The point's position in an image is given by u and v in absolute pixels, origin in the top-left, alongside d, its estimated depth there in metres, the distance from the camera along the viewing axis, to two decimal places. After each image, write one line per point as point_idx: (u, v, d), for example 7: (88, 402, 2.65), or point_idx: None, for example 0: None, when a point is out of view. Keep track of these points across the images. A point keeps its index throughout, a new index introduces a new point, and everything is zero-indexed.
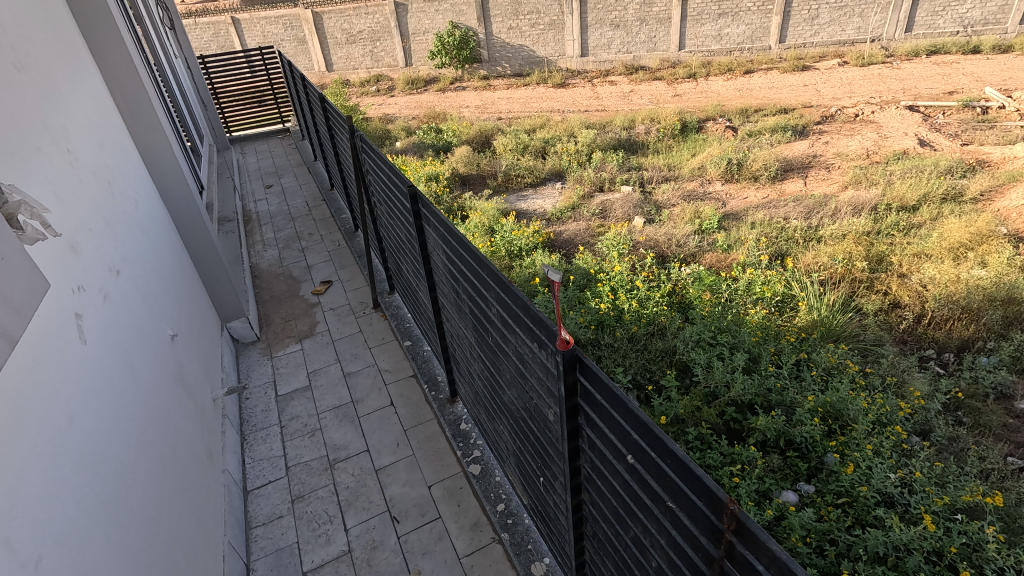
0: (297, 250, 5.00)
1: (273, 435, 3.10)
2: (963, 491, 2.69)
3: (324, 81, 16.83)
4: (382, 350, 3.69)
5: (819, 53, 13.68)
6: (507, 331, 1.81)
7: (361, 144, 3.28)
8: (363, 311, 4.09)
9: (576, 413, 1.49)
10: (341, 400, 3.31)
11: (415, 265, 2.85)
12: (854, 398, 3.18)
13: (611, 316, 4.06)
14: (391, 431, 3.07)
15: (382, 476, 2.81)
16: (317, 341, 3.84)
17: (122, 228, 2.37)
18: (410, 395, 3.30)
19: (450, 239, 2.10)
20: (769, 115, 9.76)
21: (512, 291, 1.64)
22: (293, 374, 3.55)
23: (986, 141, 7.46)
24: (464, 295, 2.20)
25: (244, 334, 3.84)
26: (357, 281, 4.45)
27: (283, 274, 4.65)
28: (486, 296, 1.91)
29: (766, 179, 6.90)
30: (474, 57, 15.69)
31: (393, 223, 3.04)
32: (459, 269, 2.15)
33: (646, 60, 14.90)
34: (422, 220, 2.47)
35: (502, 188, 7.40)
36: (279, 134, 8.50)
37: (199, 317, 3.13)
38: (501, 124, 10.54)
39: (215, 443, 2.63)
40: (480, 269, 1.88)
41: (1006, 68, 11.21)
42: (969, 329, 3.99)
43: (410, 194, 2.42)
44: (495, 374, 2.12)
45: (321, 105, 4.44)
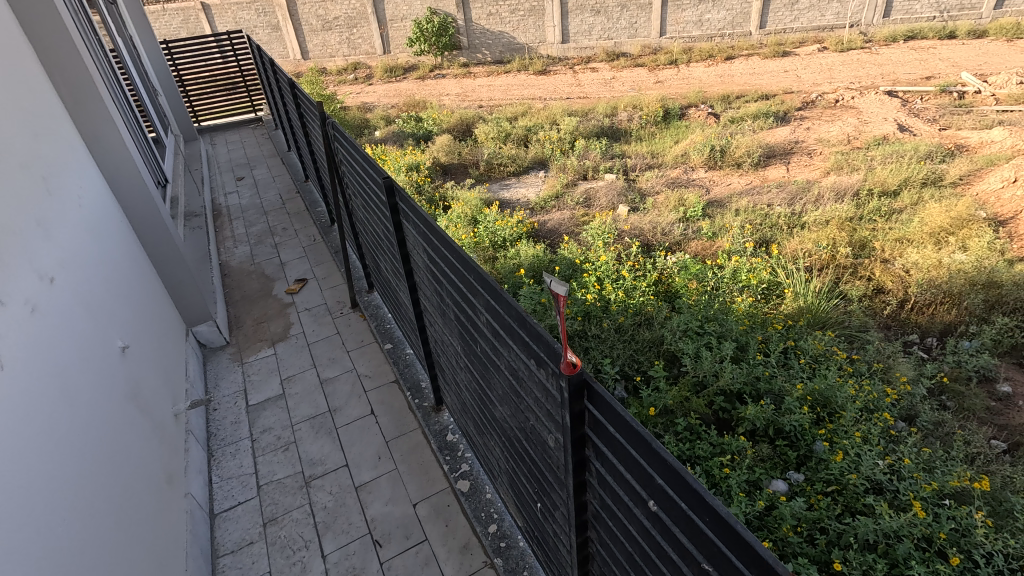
0: (270, 246, 4.85)
1: (244, 450, 2.99)
2: (950, 476, 2.70)
3: (300, 69, 16.41)
4: (362, 354, 3.59)
5: (799, 39, 13.71)
6: (498, 342, 1.72)
7: (333, 133, 3.16)
8: (341, 311, 3.98)
9: (583, 442, 1.42)
10: (317, 410, 3.21)
11: (393, 264, 2.76)
12: (841, 386, 3.18)
13: (597, 307, 4.00)
14: (371, 442, 2.99)
15: (362, 494, 2.73)
16: (291, 344, 3.73)
17: (62, 232, 2.23)
18: (392, 402, 3.22)
19: (434, 241, 1.99)
20: (751, 102, 9.75)
21: (504, 298, 1.54)
22: (265, 382, 3.44)
23: (964, 125, 7.55)
24: (448, 299, 2.11)
25: (212, 339, 3.70)
26: (333, 279, 4.33)
27: (255, 272, 4.51)
28: (474, 304, 1.83)
29: (750, 165, 6.89)
30: (454, 44, 15.41)
31: (369, 219, 2.94)
32: (442, 272, 2.06)
33: (628, 47, 14.79)
34: (399, 215, 2.37)
35: (484, 178, 7.29)
36: (251, 124, 8.26)
37: (159, 327, 2.99)
38: (483, 112, 10.39)
39: (177, 464, 2.51)
40: (467, 274, 1.78)
41: (982, 53, 11.35)
42: (952, 313, 4.02)
43: (388, 187, 2.29)
44: (485, 389, 2.05)
45: (292, 90, 4.30)
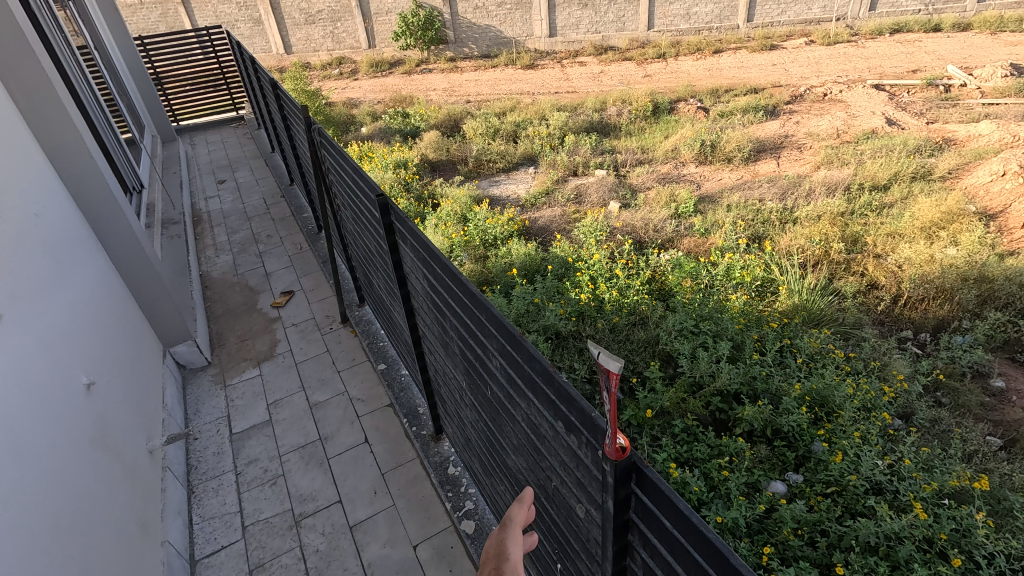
0: (254, 255, 4.71)
1: (227, 486, 2.76)
2: (949, 476, 2.69)
3: (284, 64, 16.11)
4: (353, 374, 3.41)
5: (786, 32, 13.74)
6: (513, 390, 1.54)
7: (320, 140, 3.05)
8: (330, 327, 3.83)
9: (626, 529, 1.16)
10: (307, 438, 3.00)
11: (388, 283, 2.66)
12: (839, 385, 3.15)
13: (592, 307, 3.94)
14: (366, 474, 2.77)
15: (358, 535, 2.50)
16: (277, 363, 3.55)
17: (10, 250, 2.00)
18: (387, 428, 3.01)
19: (437, 269, 1.82)
20: (740, 95, 9.74)
21: (523, 346, 1.34)
22: (250, 407, 3.23)
23: (950, 119, 7.59)
24: (452, 332, 1.95)
25: (193, 359, 3.50)
26: (321, 290, 4.20)
27: (238, 283, 4.36)
28: (484, 344, 1.63)
29: (740, 160, 6.87)
30: (440, 38, 15.23)
31: (360, 232, 2.82)
32: (445, 303, 1.89)
33: (616, 40, 14.72)
34: (395, 234, 2.25)
35: (473, 174, 7.18)
36: (233, 123, 8.06)
37: (131, 353, 2.78)
38: (471, 107, 10.27)
39: (151, 509, 2.29)
40: (476, 313, 1.59)
41: (967, 46, 11.44)
42: (944, 308, 4.01)
43: (382, 204, 2.17)
44: (497, 434, 1.86)
45: (275, 92, 4.19)
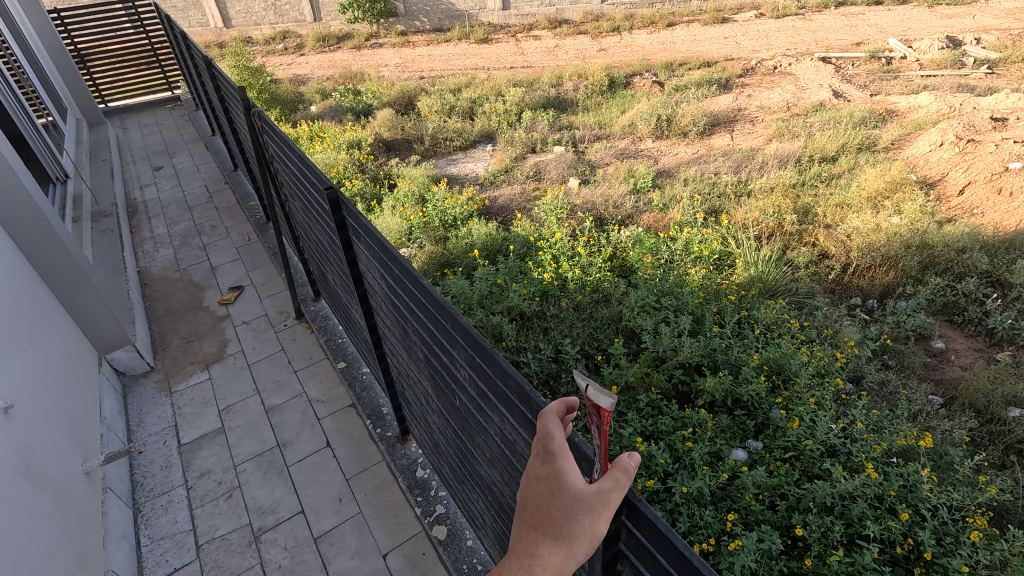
0: (197, 248, 4.48)
1: (178, 502, 2.64)
2: (897, 436, 2.83)
3: (223, 38, 15.20)
4: (311, 374, 3.30)
5: (737, 5, 13.88)
6: (483, 402, 1.49)
7: (261, 125, 2.89)
8: (284, 324, 3.69)
9: (615, 560, 1.11)
10: (264, 445, 2.90)
11: (343, 279, 2.56)
12: (795, 353, 3.26)
13: (555, 286, 3.94)
14: (330, 482, 2.70)
15: (323, 546, 2.44)
16: (228, 367, 3.40)
17: None
18: (350, 431, 2.94)
19: (396, 270, 1.74)
20: (694, 69, 9.81)
21: (495, 361, 1.29)
22: (200, 416, 3.09)
23: (892, 91, 7.86)
24: (415, 336, 1.88)
25: (134, 365, 3.31)
26: (273, 284, 4.04)
27: (181, 280, 4.14)
28: (451, 354, 1.58)
29: (696, 134, 6.94)
30: (390, 11, 14.67)
31: (311, 224, 2.71)
32: (406, 306, 1.81)
33: (570, 13, 14.53)
34: (348, 231, 2.15)
35: (430, 153, 7.02)
36: (169, 104, 7.58)
37: (61, 366, 2.59)
38: (425, 83, 9.98)
39: (90, 539, 2.15)
40: (441, 321, 1.53)
41: (906, 19, 11.83)
42: (890, 275, 4.19)
43: (333, 199, 2.05)
44: (467, 442, 1.82)
45: (210, 72, 3.94)
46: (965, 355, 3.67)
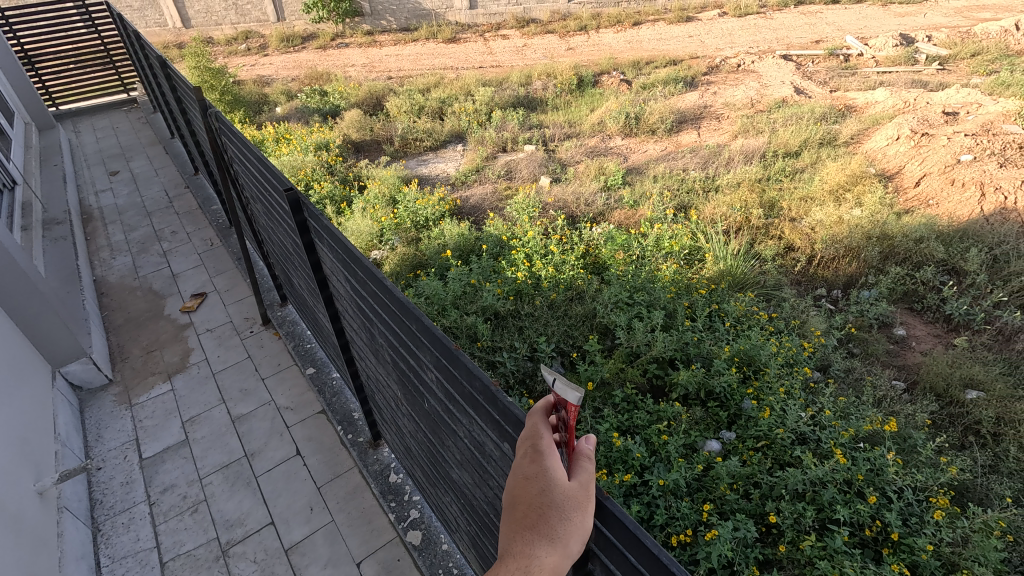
0: (157, 255, 4.34)
1: (141, 518, 2.56)
2: (864, 422, 2.91)
3: (182, 39, 14.78)
4: (280, 381, 3.23)
5: (700, 4, 14.14)
6: (451, 404, 1.48)
7: (219, 127, 2.81)
8: (250, 330, 3.60)
9: (586, 559, 1.11)
10: (231, 456, 2.82)
11: (309, 283, 2.51)
12: (764, 344, 3.33)
13: (529, 285, 3.94)
14: (301, 491, 2.65)
15: (295, 557, 2.39)
16: (191, 377, 3.30)
17: None
18: (321, 438, 2.89)
19: (359, 272, 1.71)
20: (660, 67, 9.95)
21: (461, 363, 1.27)
22: (163, 428, 2.99)
23: (851, 87, 8.11)
24: (382, 340, 1.85)
25: (91, 378, 3.19)
26: (238, 290, 3.94)
27: (140, 288, 4.00)
28: (418, 356, 1.56)
29: (664, 131, 7.03)
30: (355, 10, 14.47)
31: (274, 227, 2.65)
32: (371, 308, 1.78)
33: (537, 12, 14.60)
34: (311, 233, 2.10)
35: (400, 154, 6.94)
36: (125, 107, 7.34)
37: (11, 381, 2.48)
38: (393, 83, 9.89)
39: (45, 562, 2.06)
40: (407, 323, 1.50)
41: (861, 17, 12.21)
42: (852, 266, 4.32)
43: (294, 200, 2.01)
44: (437, 444, 1.80)
45: (165, 73, 3.82)
46: (925, 340, 3.81)
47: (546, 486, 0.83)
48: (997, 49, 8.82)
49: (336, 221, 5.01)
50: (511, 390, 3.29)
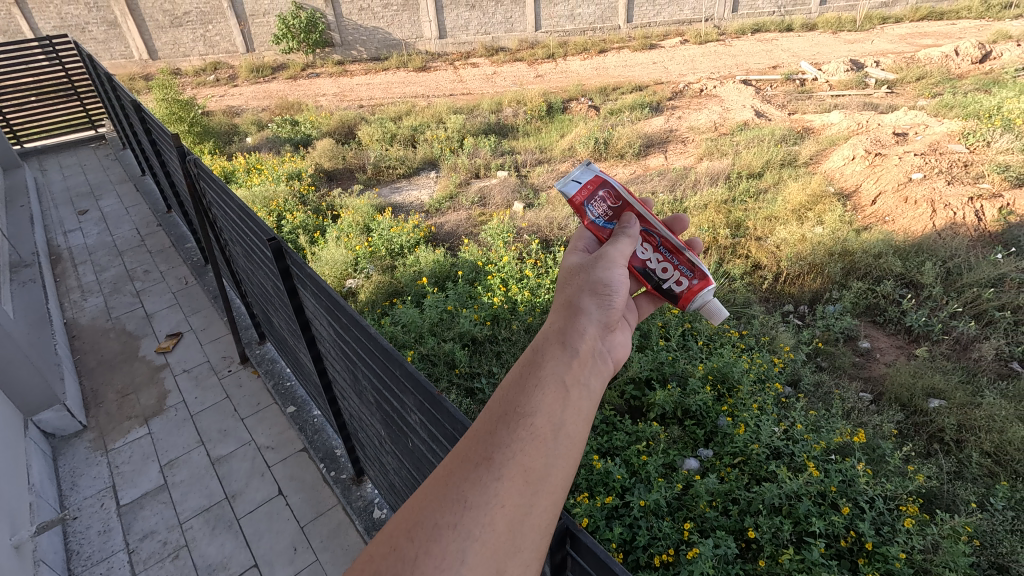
0: (129, 295, 4.25)
1: (121, 567, 2.47)
2: (834, 434, 3.00)
3: (149, 70, 14.64)
4: (259, 421, 3.17)
5: (663, 32, 14.69)
6: (434, 445, 1.49)
7: (197, 172, 2.82)
8: (227, 369, 3.53)
9: None
10: (212, 499, 2.75)
11: (290, 323, 2.50)
12: (736, 361, 3.41)
13: (505, 309, 3.97)
14: (284, 530, 2.59)
15: None
16: (169, 419, 3.21)
17: None
18: (303, 476, 2.84)
19: (341, 317, 1.73)
20: (627, 94, 10.26)
21: (444, 407, 1.30)
22: (140, 473, 2.90)
23: (808, 110, 8.49)
24: (364, 381, 1.86)
25: (65, 425, 3.08)
26: (215, 329, 3.87)
27: (112, 330, 3.91)
28: (402, 399, 1.57)
29: (632, 155, 7.21)
30: (325, 40, 14.60)
31: (253, 269, 2.65)
32: (354, 351, 1.80)
33: (506, 41, 14.98)
34: (293, 278, 2.11)
35: (373, 182, 6.97)
36: (93, 143, 7.22)
37: None
38: (365, 112, 9.97)
39: None
40: (390, 368, 1.52)
41: (814, 43, 12.85)
42: (817, 282, 4.47)
43: (277, 249, 2.03)
44: (421, 482, 1.79)
45: (139, 115, 3.80)
46: (889, 352, 3.95)
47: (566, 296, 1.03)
48: (939, 74, 9.36)
49: (310, 250, 4.98)
50: None
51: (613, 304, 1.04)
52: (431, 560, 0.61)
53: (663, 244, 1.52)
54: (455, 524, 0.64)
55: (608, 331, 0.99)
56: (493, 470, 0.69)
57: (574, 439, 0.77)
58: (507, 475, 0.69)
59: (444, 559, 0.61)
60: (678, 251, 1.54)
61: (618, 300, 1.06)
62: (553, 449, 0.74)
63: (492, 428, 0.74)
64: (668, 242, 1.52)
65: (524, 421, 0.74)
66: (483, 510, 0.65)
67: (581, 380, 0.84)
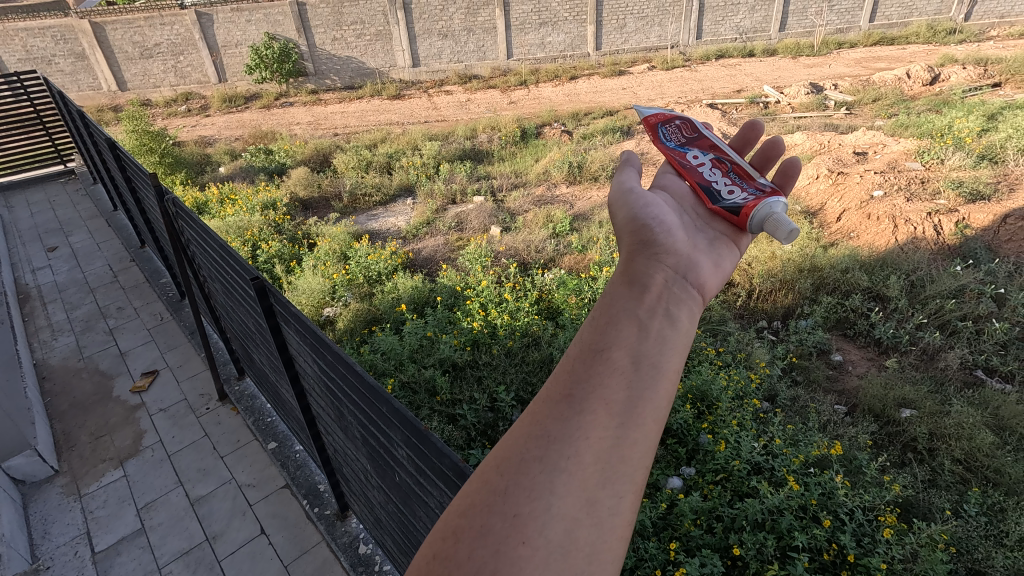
0: (102, 333, 4.14)
1: None
2: (812, 447, 3.06)
3: (118, 101, 14.51)
4: (239, 458, 3.08)
5: (631, 59, 15.17)
6: (422, 479, 1.48)
7: (175, 210, 2.80)
8: (206, 406, 3.44)
9: None
10: (192, 541, 2.67)
11: (272, 359, 2.47)
12: (714, 379, 3.46)
13: (485, 334, 3.98)
14: (267, 571, 2.52)
15: None
16: (145, 460, 3.11)
17: None
18: (286, 513, 2.76)
19: (325, 353, 1.72)
20: (598, 118, 10.51)
21: (431, 443, 1.30)
22: (116, 518, 2.80)
23: (772, 131, 8.80)
24: (349, 416, 1.84)
25: (37, 470, 2.96)
26: (192, 365, 3.78)
27: (85, 370, 3.79)
28: (388, 434, 1.56)
29: (605, 178, 7.34)
30: (298, 70, 14.67)
31: (233, 305, 2.62)
32: (338, 387, 1.79)
33: (478, 69, 15.26)
34: (277, 316, 2.10)
35: (349, 210, 6.96)
36: (62, 178, 7.09)
37: None
38: (340, 140, 10.00)
39: None
40: (376, 404, 1.52)
41: (775, 68, 13.38)
42: (788, 298, 4.59)
43: (261, 288, 2.02)
44: (409, 515, 1.77)
45: (113, 153, 3.76)
46: (860, 364, 4.05)
47: (631, 243, 1.13)
48: (894, 95, 9.81)
49: (286, 280, 4.93)
50: (473, 443, 3.25)
51: (671, 245, 1.13)
52: (523, 491, 0.70)
53: (733, 167, 1.48)
54: (542, 458, 0.73)
55: (674, 269, 1.06)
56: (575, 407, 0.77)
57: (655, 370, 0.83)
58: (589, 411, 0.77)
59: (535, 489, 0.70)
60: (748, 178, 1.44)
61: (675, 242, 1.14)
62: (633, 383, 0.80)
63: (572, 371, 0.83)
64: (739, 169, 1.49)
65: (600, 362, 0.83)
66: (568, 443, 0.74)
67: (652, 318, 0.90)
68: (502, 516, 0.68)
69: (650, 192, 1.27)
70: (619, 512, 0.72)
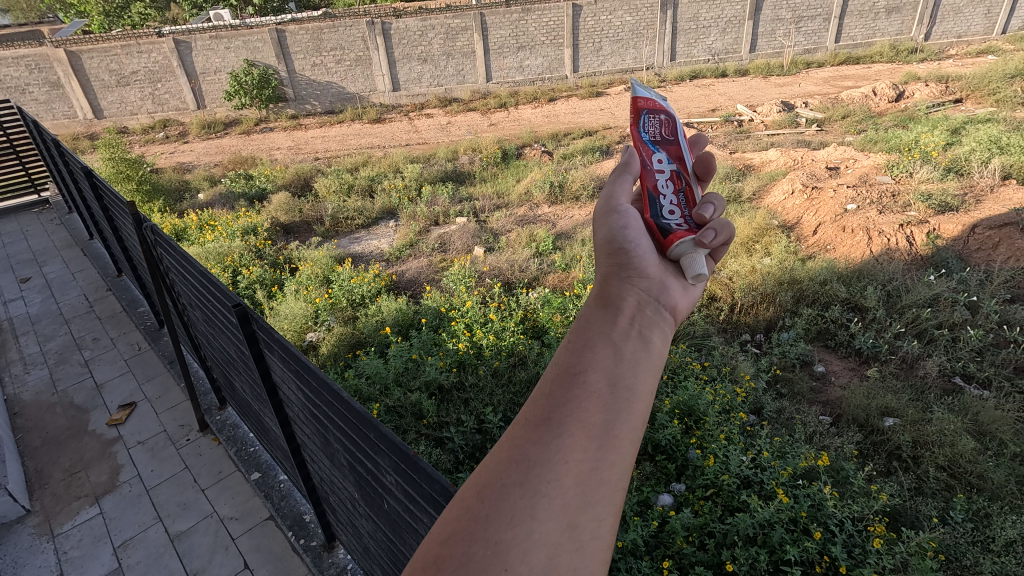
0: (77, 366, 4.02)
1: None
2: (800, 459, 3.07)
3: (95, 129, 14.37)
4: (221, 491, 3.00)
5: (607, 81, 15.49)
6: (412, 505, 1.44)
7: (153, 237, 2.75)
8: (186, 438, 3.35)
9: None
10: None
11: (254, 387, 2.42)
12: (700, 394, 3.47)
13: (471, 354, 3.96)
14: None
15: None
16: (122, 496, 3.01)
17: None
18: (270, 546, 2.69)
19: (311, 379, 1.69)
20: (578, 139, 10.67)
21: (421, 468, 1.27)
22: (91, 558, 2.69)
23: (747, 148, 9.01)
24: (336, 443, 1.80)
25: (6, 512, 2.84)
26: (171, 396, 3.68)
27: (59, 404, 3.67)
28: (376, 460, 1.53)
29: (587, 198, 7.42)
30: (278, 96, 14.69)
31: (214, 333, 2.57)
32: (323, 413, 1.75)
33: (458, 92, 15.45)
34: (259, 343, 2.06)
35: (331, 233, 6.93)
36: (36, 209, 6.96)
37: None
38: (321, 164, 10.00)
39: None
40: (364, 430, 1.49)
41: (748, 88, 13.76)
42: (770, 311, 4.66)
43: (242, 314, 1.99)
44: (397, 543, 1.73)
45: (89, 182, 3.70)
46: (843, 374, 4.10)
47: (607, 268, 1.13)
48: (862, 112, 10.14)
49: (268, 305, 4.87)
50: (461, 466, 3.21)
51: (647, 268, 1.13)
52: (505, 517, 0.69)
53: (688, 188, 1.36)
54: (522, 482, 0.72)
55: (646, 294, 1.06)
56: (554, 430, 0.76)
57: (631, 394, 0.83)
58: (568, 434, 0.76)
59: (516, 514, 0.69)
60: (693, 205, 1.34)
61: (651, 265, 1.15)
62: (610, 406, 0.80)
63: (550, 394, 0.82)
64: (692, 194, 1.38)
65: (578, 384, 0.82)
66: (548, 467, 0.73)
67: (626, 339, 0.90)
68: (484, 543, 0.67)
69: (627, 211, 1.25)
70: (600, 534, 0.72)
